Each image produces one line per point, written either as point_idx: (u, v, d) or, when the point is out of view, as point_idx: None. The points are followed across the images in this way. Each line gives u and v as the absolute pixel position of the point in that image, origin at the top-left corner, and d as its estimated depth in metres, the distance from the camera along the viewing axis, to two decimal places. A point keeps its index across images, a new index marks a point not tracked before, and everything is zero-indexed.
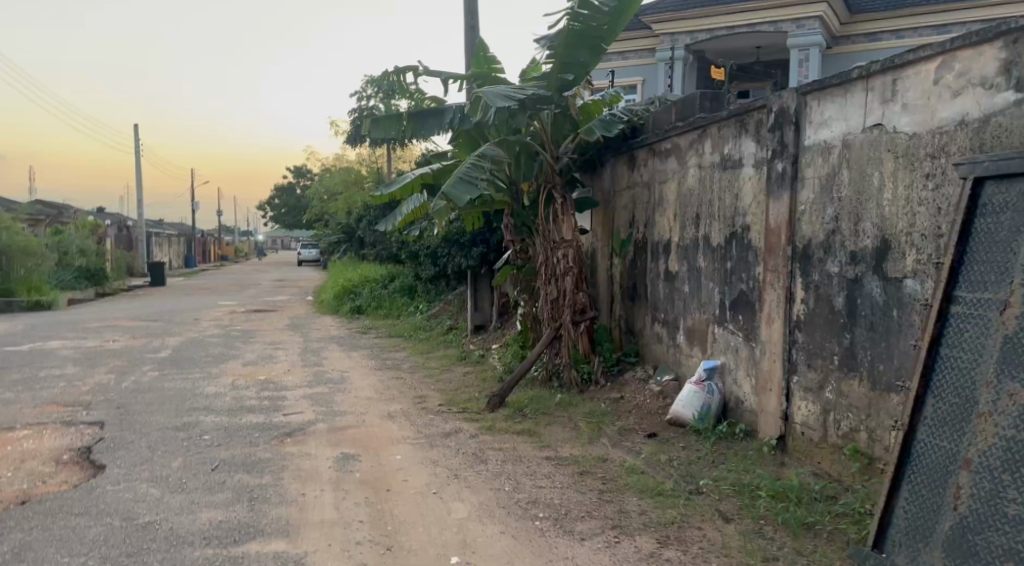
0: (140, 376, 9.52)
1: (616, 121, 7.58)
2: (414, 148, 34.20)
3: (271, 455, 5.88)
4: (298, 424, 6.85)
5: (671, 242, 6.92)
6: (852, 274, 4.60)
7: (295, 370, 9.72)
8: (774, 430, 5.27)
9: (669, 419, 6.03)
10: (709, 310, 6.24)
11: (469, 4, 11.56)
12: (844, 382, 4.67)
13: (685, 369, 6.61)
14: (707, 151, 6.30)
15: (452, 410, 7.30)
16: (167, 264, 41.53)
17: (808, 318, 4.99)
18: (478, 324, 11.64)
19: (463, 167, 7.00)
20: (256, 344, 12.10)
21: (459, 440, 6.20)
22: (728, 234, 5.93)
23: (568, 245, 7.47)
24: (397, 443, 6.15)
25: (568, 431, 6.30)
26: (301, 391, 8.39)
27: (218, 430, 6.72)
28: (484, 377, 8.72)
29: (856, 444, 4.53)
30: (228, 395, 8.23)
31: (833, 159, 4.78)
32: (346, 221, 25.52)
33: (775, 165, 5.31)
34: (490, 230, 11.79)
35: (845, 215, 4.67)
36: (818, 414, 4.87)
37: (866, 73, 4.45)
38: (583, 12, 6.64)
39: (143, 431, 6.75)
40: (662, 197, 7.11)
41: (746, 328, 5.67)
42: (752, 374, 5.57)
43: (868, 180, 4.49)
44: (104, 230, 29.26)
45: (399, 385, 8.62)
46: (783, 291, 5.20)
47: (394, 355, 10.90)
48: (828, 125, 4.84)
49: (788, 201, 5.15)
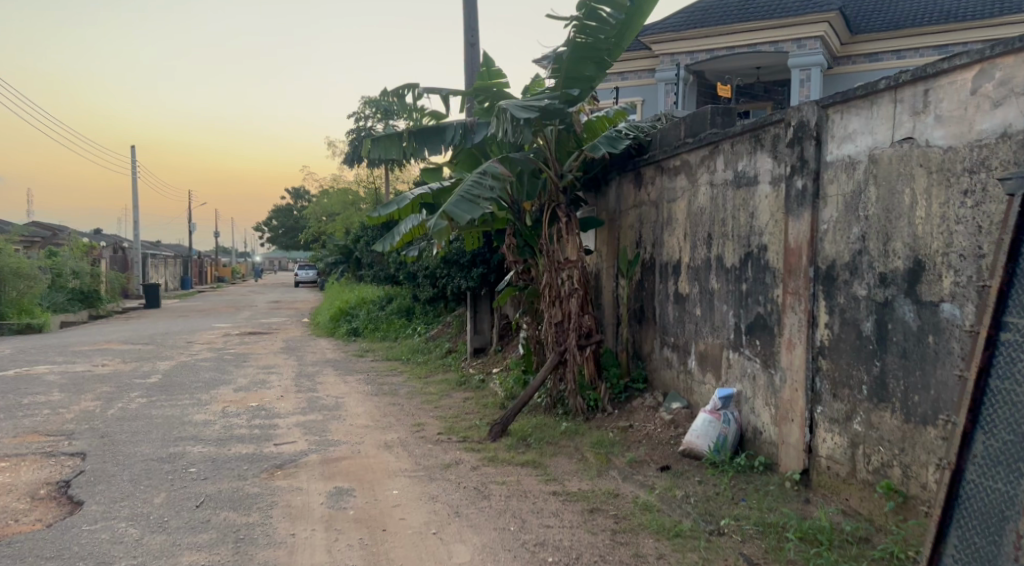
0: (128, 402, 9.15)
1: (622, 137, 7.32)
2: (413, 169, 33.99)
3: (260, 491, 5.54)
4: (290, 456, 6.50)
5: (681, 262, 6.63)
6: (882, 297, 4.30)
7: (288, 396, 9.36)
8: (796, 463, 4.94)
9: (682, 450, 5.69)
10: (723, 334, 5.92)
11: (469, 22, 11.35)
12: (873, 413, 4.36)
13: (697, 397, 6.28)
14: (719, 168, 6.02)
15: (452, 439, 6.96)
16: (164, 286, 41.20)
17: (833, 344, 4.68)
18: (478, 347, 11.34)
19: (464, 185, 6.75)
20: (249, 368, 11.73)
21: (460, 473, 5.86)
22: (743, 255, 5.65)
23: (573, 266, 7.18)
24: (394, 476, 5.81)
25: (574, 463, 5.96)
26: (294, 419, 8.04)
27: (206, 461, 6.37)
28: (485, 403, 8.38)
29: (889, 481, 4.21)
30: (217, 423, 7.87)
31: (858, 175, 4.51)
32: (344, 242, 25.22)
33: (795, 181, 5.03)
34: (491, 250, 11.46)
35: (872, 234, 4.38)
36: (846, 447, 4.56)
37: (894, 84, 4.19)
38: (591, 24, 6.38)
39: (126, 463, 6.39)
40: (671, 216, 6.83)
41: (764, 354, 5.37)
42: (771, 403, 5.25)
43: (898, 197, 4.21)
44: (99, 252, 28.96)
45: (396, 412, 8.27)
46: (804, 315, 4.90)
47: (391, 380, 10.55)
48: (852, 139, 4.57)
49: (809, 218, 4.86)
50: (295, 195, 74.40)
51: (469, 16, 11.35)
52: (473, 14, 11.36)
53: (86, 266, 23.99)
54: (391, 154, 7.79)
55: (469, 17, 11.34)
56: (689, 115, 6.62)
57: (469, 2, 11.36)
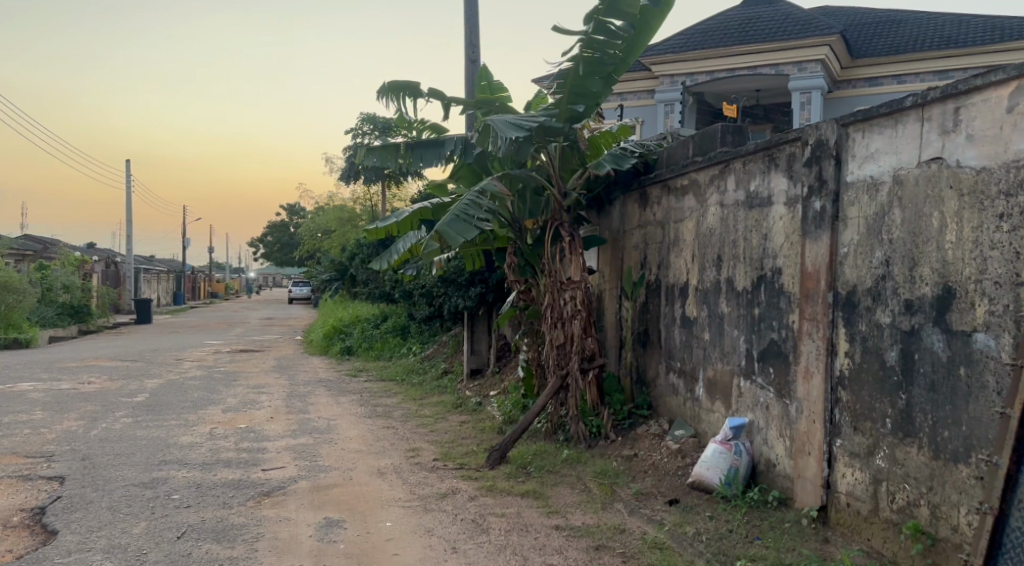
0: (112, 422, 8.84)
1: (627, 155, 7.11)
2: (409, 186, 33.75)
3: (246, 521, 5.24)
4: (278, 482, 6.21)
5: (689, 285, 6.39)
6: (908, 325, 4.07)
7: (279, 418, 9.05)
8: (814, 500, 4.69)
9: (690, 482, 5.42)
10: (733, 360, 5.68)
11: (470, 38, 11.19)
12: (898, 449, 4.11)
13: (705, 426, 6.03)
14: (730, 188, 5.81)
15: (448, 466, 6.68)
16: (155, 301, 40.77)
17: (853, 374, 4.44)
18: (474, 369, 11.06)
19: (460, 204, 6.55)
20: (239, 387, 11.41)
21: (456, 503, 5.58)
22: (756, 278, 5.42)
23: (577, 286, 6.92)
24: (387, 506, 5.52)
25: (577, 495, 5.69)
26: (284, 443, 7.73)
27: (190, 488, 6.07)
28: (482, 428, 8.10)
29: (916, 521, 3.96)
30: (204, 447, 7.57)
31: (881, 197, 4.29)
32: (339, 259, 24.96)
33: (813, 203, 4.82)
34: (490, 269, 11.16)
35: (897, 258, 4.15)
36: (867, 484, 4.31)
37: (922, 101, 3.98)
38: (600, 38, 6.14)
39: (106, 488, 6.09)
40: (678, 237, 6.61)
41: (778, 382, 5.12)
42: (786, 435, 5.01)
43: (926, 220, 3.98)
44: (90, 266, 28.57)
45: (390, 437, 7.97)
46: (823, 343, 4.67)
47: (384, 402, 10.25)
48: (875, 159, 4.36)
49: (827, 241, 4.65)
50: (291, 211, 74.17)
51: (470, 32, 11.20)
52: (474, 30, 11.21)
53: (77, 280, 23.64)
54: (388, 162, 7.64)
55: (471, 32, 11.19)
56: (698, 132, 6.42)
57: (470, 18, 11.21)
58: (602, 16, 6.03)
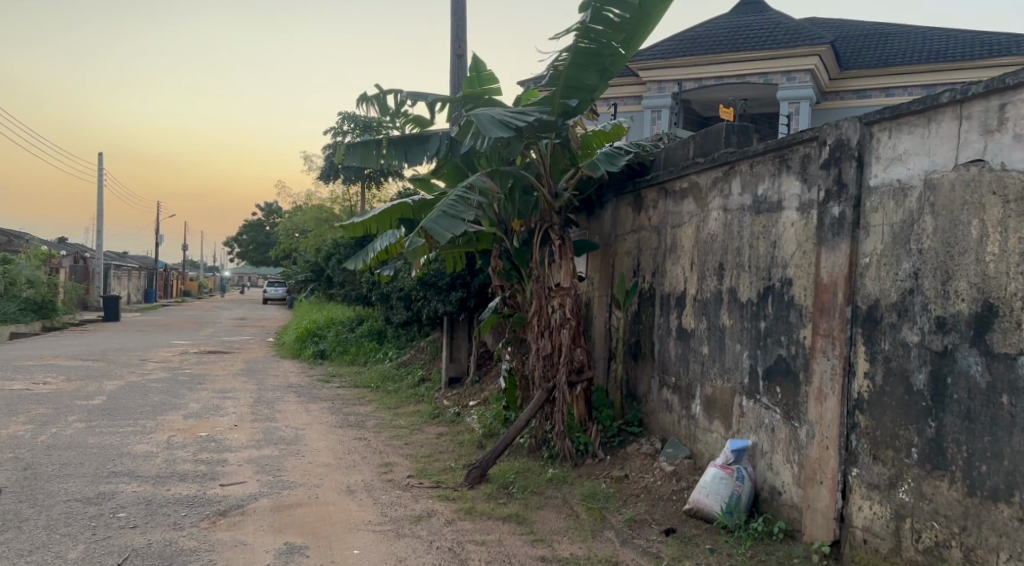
0: (62, 428, 8.21)
1: (619, 153, 6.87)
2: (389, 186, 33.16)
3: (197, 545, 4.72)
4: (237, 500, 5.68)
5: (686, 295, 5.97)
6: (940, 345, 3.66)
7: (243, 426, 8.48)
8: (824, 534, 4.27)
9: (688, 510, 4.98)
10: (735, 377, 5.26)
11: (456, 33, 10.73)
12: (925, 483, 3.70)
13: (702, 447, 5.61)
14: (735, 192, 5.41)
15: (424, 484, 6.18)
16: (125, 299, 39.65)
17: (874, 398, 4.03)
18: (453, 377, 10.58)
19: (448, 201, 6.16)
20: (204, 392, 10.78)
21: (431, 528, 5.09)
22: (763, 289, 5.01)
23: (565, 293, 6.48)
24: (355, 530, 5.03)
25: (564, 520, 5.23)
26: (247, 454, 7.18)
27: (139, 505, 5.53)
28: (460, 441, 7.62)
29: (947, 564, 3.55)
30: (159, 457, 7.00)
31: (910, 202, 3.90)
32: (316, 259, 24.40)
33: (830, 208, 4.42)
34: (471, 273, 10.63)
35: (928, 270, 3.76)
36: (888, 519, 3.90)
37: (961, 97, 3.60)
38: (597, 28, 5.67)
39: (45, 504, 5.51)
40: (675, 243, 6.20)
41: (785, 402, 4.71)
42: (793, 461, 4.60)
43: (963, 229, 3.59)
44: (57, 262, 27.63)
45: (362, 449, 7.46)
46: (838, 362, 4.25)
47: (357, 410, 9.72)
48: (903, 161, 3.96)
49: (847, 250, 4.24)
50: (268, 209, 73.03)
51: (456, 26, 10.74)
52: (460, 23, 10.76)
53: (42, 276, 22.75)
54: (368, 163, 7.13)
55: (457, 27, 10.73)
56: (699, 133, 6.04)
57: (457, 12, 10.76)
58: (600, 4, 5.54)
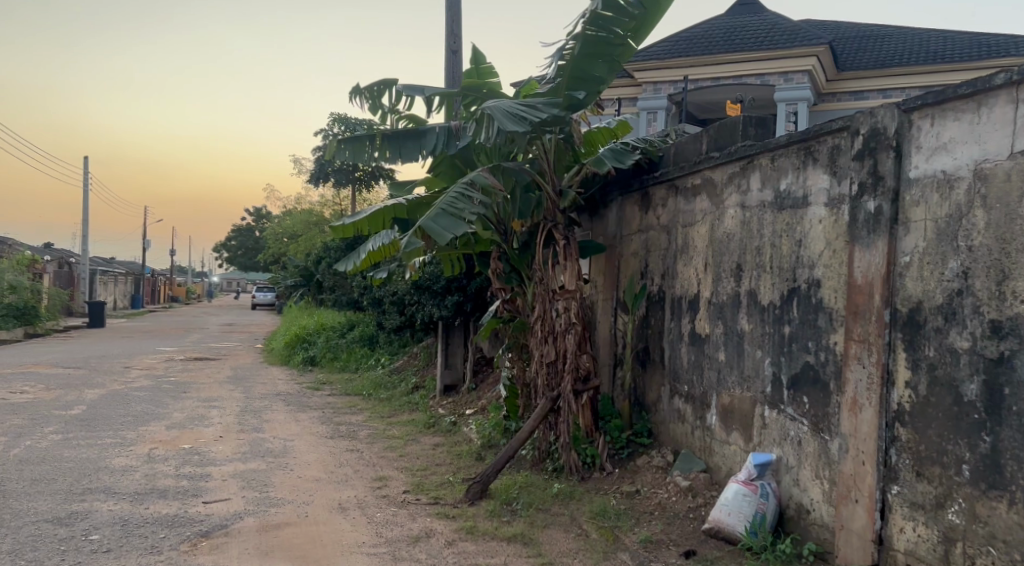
0: (37, 440, 7.76)
1: (627, 149, 6.48)
2: (380, 191, 32.73)
3: None
4: (222, 519, 5.29)
5: (699, 298, 5.63)
6: (995, 352, 3.32)
7: (228, 437, 8.06)
8: (860, 556, 3.93)
9: (708, 528, 4.63)
10: (756, 386, 4.92)
11: (451, 28, 10.38)
12: (980, 503, 3.35)
13: (718, 460, 5.26)
14: (754, 187, 5.06)
15: (422, 500, 5.80)
16: (110, 305, 39.00)
17: (917, 409, 3.69)
18: (448, 385, 10.23)
19: (447, 198, 5.78)
20: (188, 401, 10.34)
21: (429, 549, 4.72)
22: (787, 290, 4.66)
23: (571, 296, 6.12)
24: (347, 553, 4.64)
25: (573, 541, 4.85)
26: (232, 468, 6.77)
27: (114, 525, 5.12)
28: (457, 454, 7.23)
29: None
30: (139, 472, 6.57)
31: (956, 196, 3.56)
32: (305, 263, 23.98)
33: (864, 203, 4.08)
34: (467, 277, 10.24)
35: (980, 269, 3.41)
36: (935, 543, 3.55)
37: (1019, 78, 3.25)
38: (606, 15, 5.35)
39: (11, 526, 5.08)
40: (688, 243, 5.86)
41: (814, 412, 4.36)
42: (823, 477, 4.25)
43: (1021, 224, 3.24)
44: (40, 267, 27.06)
45: (355, 462, 7.06)
46: (874, 370, 3.91)
47: (349, 419, 9.32)
48: (948, 151, 3.63)
49: (884, 248, 3.90)
50: (257, 214, 72.41)
51: (451, 20, 10.39)
52: (456, 17, 10.40)
53: (25, 281, 22.24)
54: (360, 159, 6.72)
55: (452, 21, 10.38)
56: (714, 125, 5.65)
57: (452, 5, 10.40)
58: None
